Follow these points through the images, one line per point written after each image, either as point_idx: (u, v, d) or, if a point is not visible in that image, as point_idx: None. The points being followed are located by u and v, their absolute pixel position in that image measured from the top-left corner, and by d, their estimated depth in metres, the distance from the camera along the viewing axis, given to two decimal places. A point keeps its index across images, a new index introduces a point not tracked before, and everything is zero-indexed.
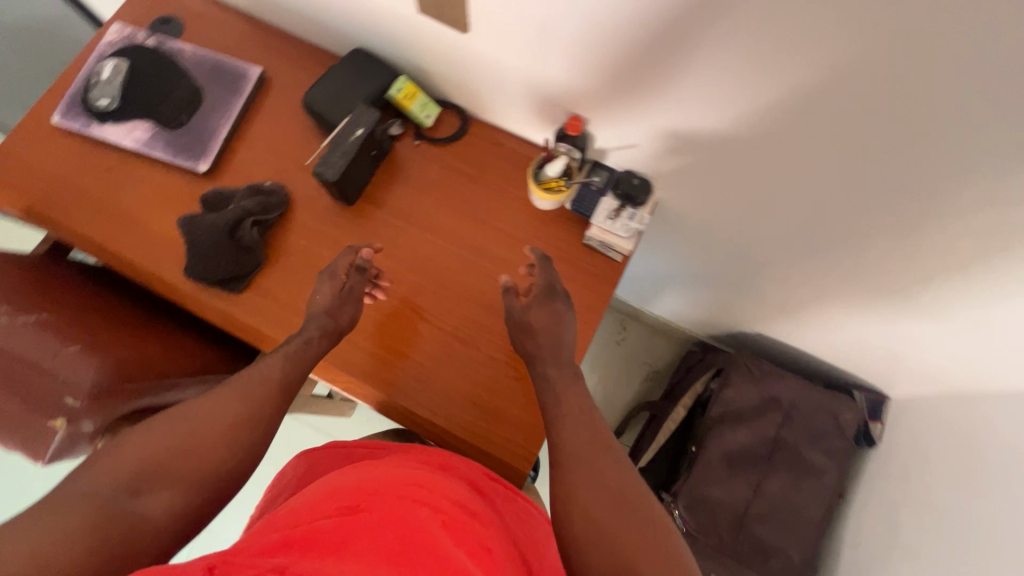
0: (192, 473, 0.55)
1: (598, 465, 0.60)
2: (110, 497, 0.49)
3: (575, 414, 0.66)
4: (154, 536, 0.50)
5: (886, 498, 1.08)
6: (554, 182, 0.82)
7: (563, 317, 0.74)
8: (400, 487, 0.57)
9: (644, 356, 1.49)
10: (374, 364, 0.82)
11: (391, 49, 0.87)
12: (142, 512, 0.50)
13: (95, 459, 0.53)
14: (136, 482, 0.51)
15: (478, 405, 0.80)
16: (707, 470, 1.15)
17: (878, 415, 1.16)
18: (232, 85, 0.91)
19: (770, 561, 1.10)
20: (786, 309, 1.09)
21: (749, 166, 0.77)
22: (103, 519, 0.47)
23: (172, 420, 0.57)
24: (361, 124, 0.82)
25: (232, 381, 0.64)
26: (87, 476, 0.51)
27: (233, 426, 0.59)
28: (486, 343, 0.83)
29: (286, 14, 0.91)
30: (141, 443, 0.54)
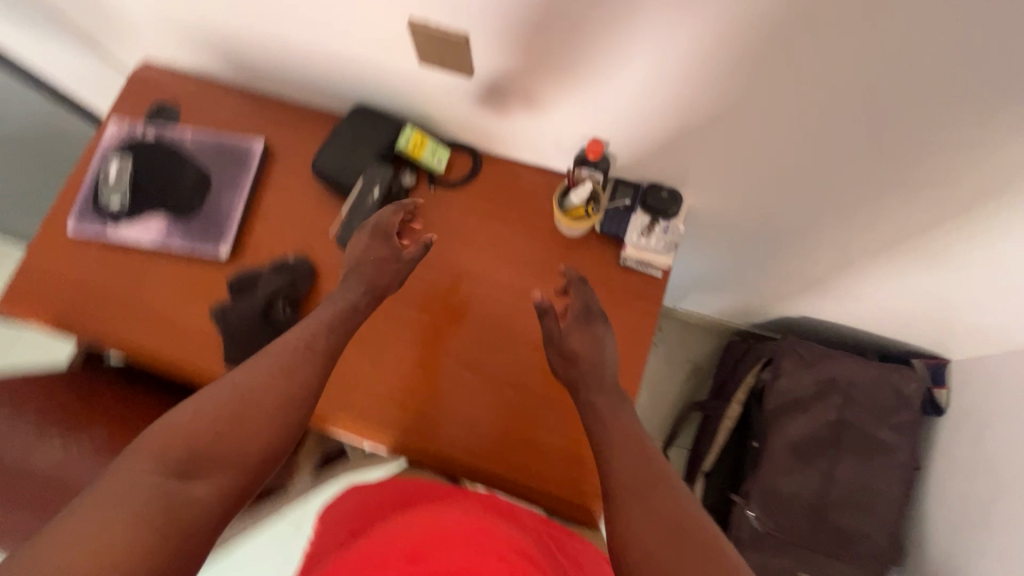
0: (233, 454, 0.58)
1: (653, 499, 0.56)
2: (158, 483, 0.53)
3: (623, 437, 0.63)
4: (203, 521, 0.53)
5: (967, 467, 1.03)
6: (581, 209, 0.80)
7: (603, 340, 0.72)
8: (471, 532, 0.62)
9: (685, 354, 1.46)
10: (410, 418, 0.80)
11: (392, 100, 0.85)
12: (188, 497, 0.53)
13: (149, 434, 0.57)
14: (186, 464, 0.56)
15: (523, 443, 0.78)
16: (774, 465, 1.11)
17: (941, 381, 1.11)
18: (237, 163, 0.89)
19: (858, 549, 1.06)
20: (828, 292, 1.05)
21: (776, 163, 0.73)
22: (153, 510, 0.51)
23: (221, 401, 0.61)
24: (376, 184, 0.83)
25: (272, 356, 0.66)
26: (149, 446, 0.56)
27: (277, 409, 0.62)
28: (521, 379, 0.81)
29: (279, 82, 0.90)
30: (187, 425, 0.58)
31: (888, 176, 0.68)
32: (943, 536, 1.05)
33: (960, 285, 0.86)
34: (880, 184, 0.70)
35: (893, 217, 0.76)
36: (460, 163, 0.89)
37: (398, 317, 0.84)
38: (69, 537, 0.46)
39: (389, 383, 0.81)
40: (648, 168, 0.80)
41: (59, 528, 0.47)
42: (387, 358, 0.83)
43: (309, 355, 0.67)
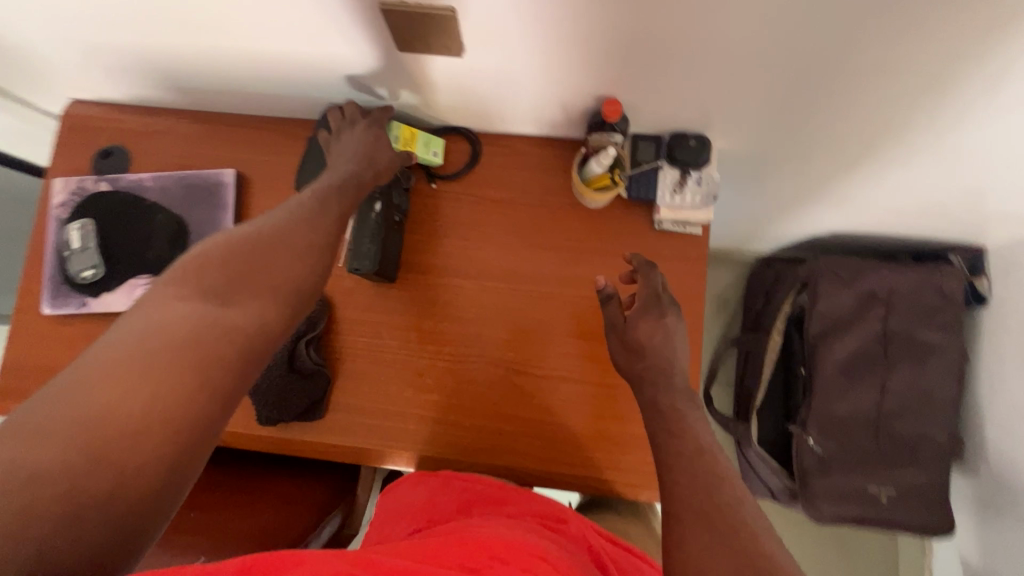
0: (266, 285, 0.54)
1: (730, 535, 0.48)
2: (194, 319, 0.49)
3: (690, 456, 0.56)
4: (241, 352, 0.50)
5: (1018, 356, 1.02)
6: (606, 177, 0.72)
7: (673, 332, 0.67)
8: (518, 554, 0.55)
9: (710, 290, 1.42)
10: (438, 429, 0.76)
11: (369, 95, 0.75)
12: (231, 324, 0.50)
13: (172, 273, 0.52)
14: (214, 299, 0.51)
15: (563, 433, 0.75)
16: (826, 388, 1.09)
17: (980, 270, 1.08)
18: (211, 200, 0.80)
19: (920, 453, 1.07)
20: (858, 207, 1.00)
21: (813, 90, 0.64)
22: (186, 348, 0.47)
23: (240, 244, 0.54)
24: (375, 197, 0.74)
25: (287, 212, 0.59)
26: (168, 292, 0.50)
27: (300, 253, 0.57)
28: (551, 365, 0.76)
29: (234, 97, 0.79)
30: (207, 263, 0.52)
31: (932, 81, 0.61)
32: (999, 425, 1.06)
33: (1000, 173, 0.80)
34: (930, 90, 0.62)
35: (937, 121, 0.69)
36: (461, 147, 0.80)
37: (432, 333, 0.78)
38: (101, 381, 0.44)
39: (437, 406, 0.76)
40: (669, 119, 0.72)
41: (90, 369, 0.45)
42: (427, 379, 0.77)
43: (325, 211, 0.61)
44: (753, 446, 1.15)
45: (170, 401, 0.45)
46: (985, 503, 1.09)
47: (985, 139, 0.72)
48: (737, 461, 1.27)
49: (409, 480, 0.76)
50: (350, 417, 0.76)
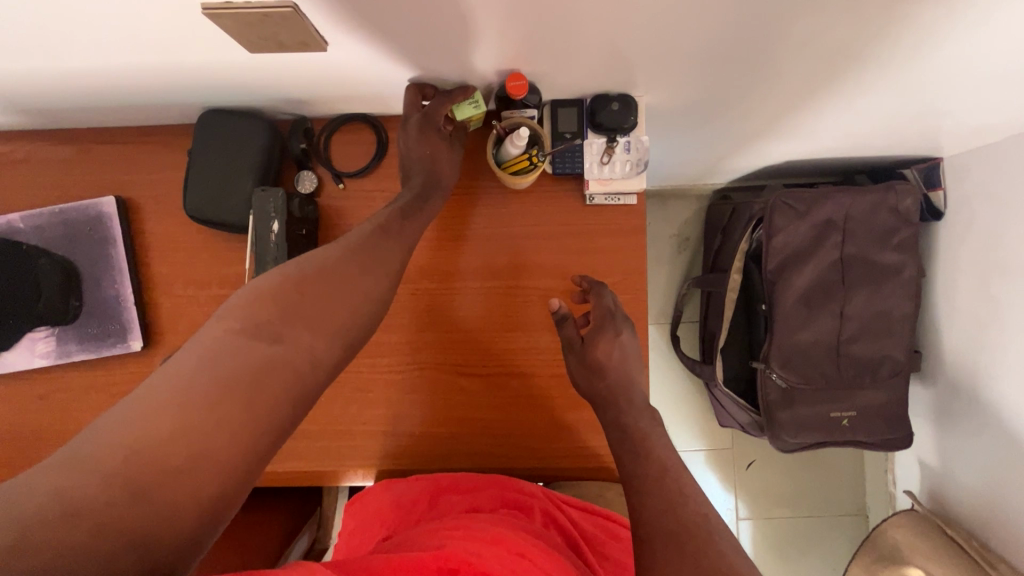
0: (333, 320, 0.50)
1: (691, 543, 0.46)
2: (256, 352, 0.45)
3: (660, 470, 0.55)
4: (297, 390, 0.46)
5: (970, 269, 1.02)
6: (524, 158, 0.66)
7: (628, 348, 0.68)
8: (498, 552, 0.53)
9: (669, 229, 1.37)
10: (391, 443, 0.73)
11: (245, 94, 0.65)
12: (287, 361, 0.46)
13: (232, 299, 0.48)
14: (276, 328, 0.47)
15: (518, 430, 0.73)
16: (787, 323, 1.07)
17: (936, 182, 1.06)
18: (96, 234, 0.71)
19: (880, 372, 1.09)
20: (809, 136, 0.94)
21: (739, 39, 0.57)
22: (239, 382, 0.43)
23: (307, 269, 0.51)
24: (272, 214, 0.65)
25: (348, 240, 0.56)
26: (229, 319, 0.46)
27: (365, 278, 0.54)
28: (498, 362, 0.73)
29: (92, 110, 0.68)
30: (272, 290, 0.48)
31: (866, 15, 0.54)
32: (954, 337, 1.07)
33: (946, 94, 0.75)
34: (869, 24, 0.56)
35: (868, 51, 0.62)
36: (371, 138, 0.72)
37: (371, 347, 0.73)
38: (157, 412, 0.40)
39: (386, 420, 0.73)
40: (586, 82, 0.64)
41: (148, 399, 0.40)
42: (371, 395, 0.73)
43: (392, 237, 0.58)
44: (720, 386, 1.16)
45: (226, 439, 0.41)
46: (940, 409, 1.13)
47: (923, 65, 0.66)
48: (707, 397, 1.31)
49: (375, 489, 0.72)
50: (300, 445, 0.73)
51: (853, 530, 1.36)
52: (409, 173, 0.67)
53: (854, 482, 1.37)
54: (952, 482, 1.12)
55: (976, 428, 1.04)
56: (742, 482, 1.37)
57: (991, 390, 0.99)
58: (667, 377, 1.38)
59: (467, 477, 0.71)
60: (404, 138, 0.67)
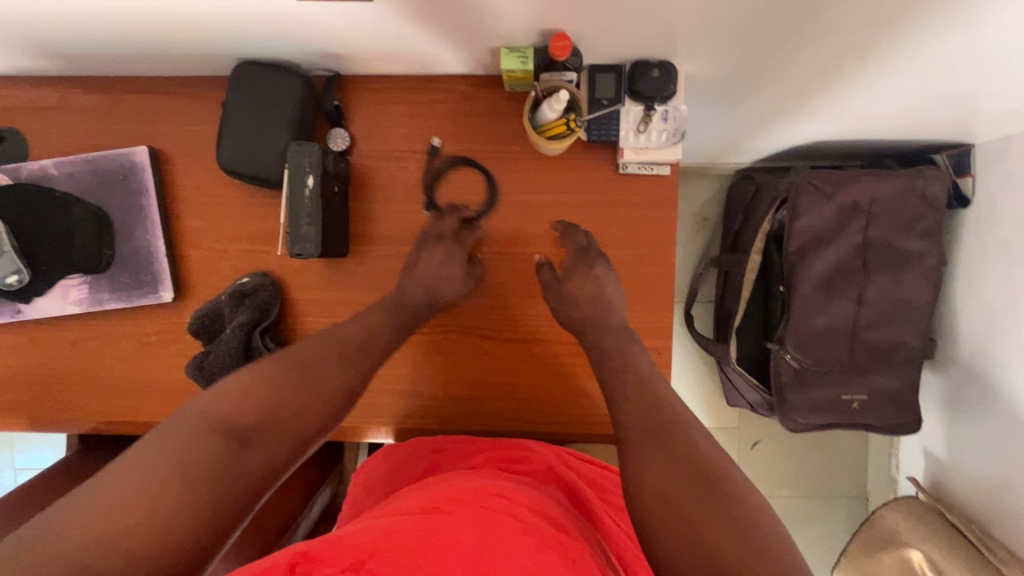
0: (291, 424, 0.54)
1: (669, 441, 0.53)
2: (216, 450, 0.48)
3: (636, 379, 0.60)
4: (249, 488, 0.49)
5: (992, 257, 1.01)
6: (561, 123, 0.65)
7: (603, 282, 0.68)
8: (475, 494, 0.56)
9: (689, 208, 1.36)
10: (414, 402, 0.75)
11: (281, 46, 0.65)
12: (245, 461, 0.49)
13: (200, 398, 0.52)
14: (245, 431, 0.51)
15: (539, 395, 0.74)
16: (805, 305, 1.07)
17: (966, 169, 1.04)
18: (129, 184, 0.71)
19: (894, 357, 1.09)
20: (841, 117, 0.92)
21: (789, 7, 0.56)
22: (203, 477, 0.47)
23: (272, 369, 0.56)
24: (307, 169, 0.64)
25: (323, 339, 0.61)
26: (205, 410, 0.51)
27: (330, 374, 0.58)
28: (514, 326, 0.74)
29: (127, 58, 0.68)
30: (233, 389, 0.53)
31: None
32: (970, 326, 1.07)
33: (986, 76, 0.73)
34: None
35: (917, 20, 0.59)
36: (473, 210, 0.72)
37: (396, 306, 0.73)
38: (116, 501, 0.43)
39: (408, 381, 0.75)
40: (626, 47, 0.63)
41: (109, 489, 0.44)
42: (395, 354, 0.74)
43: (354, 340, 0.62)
44: (732, 365, 1.17)
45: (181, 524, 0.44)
46: (950, 396, 1.13)
47: (970, 40, 0.63)
48: (719, 377, 1.32)
49: (376, 461, 0.75)
50: None
51: (853, 511, 1.38)
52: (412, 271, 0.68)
53: (857, 465, 1.39)
54: (957, 470, 1.13)
55: (984, 417, 1.05)
56: (746, 461, 1.39)
57: (1006, 378, 0.99)
58: (678, 355, 1.39)
59: (462, 440, 0.73)
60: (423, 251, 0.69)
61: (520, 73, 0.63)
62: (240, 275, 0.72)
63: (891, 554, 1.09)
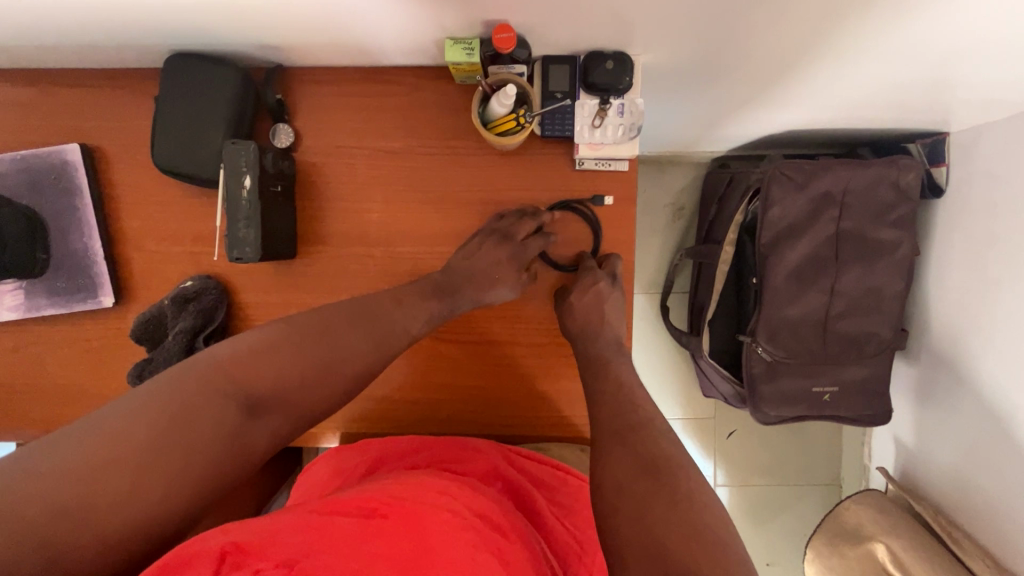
0: (301, 399, 0.54)
1: (633, 438, 0.54)
2: (222, 412, 0.49)
3: (616, 388, 0.61)
4: (245, 456, 0.50)
5: (963, 246, 1.00)
6: (511, 119, 0.62)
7: (604, 299, 0.66)
8: (419, 493, 0.56)
9: (664, 197, 1.34)
10: (368, 405, 0.73)
11: (214, 37, 0.61)
12: (249, 431, 0.51)
13: (221, 351, 0.53)
14: (257, 399, 0.52)
15: (497, 396, 0.72)
16: (776, 296, 1.06)
17: (939, 158, 1.02)
18: (62, 183, 0.68)
19: (865, 348, 1.09)
20: (813, 105, 0.90)
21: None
22: (205, 438, 0.48)
23: (291, 337, 0.55)
24: (243, 169, 0.61)
25: (337, 313, 0.59)
26: (223, 368, 0.52)
27: (348, 356, 0.57)
28: (473, 326, 0.72)
29: (50, 49, 0.64)
30: (251, 353, 0.53)
31: None
32: (941, 317, 1.07)
33: (955, 62, 0.71)
34: None
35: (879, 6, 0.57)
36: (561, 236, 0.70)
37: None
38: (118, 439, 0.44)
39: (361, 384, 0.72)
40: (579, 38, 0.60)
41: (116, 424, 0.45)
42: None
43: (375, 324, 0.60)
44: (704, 357, 1.16)
45: (176, 480, 0.46)
46: (920, 385, 1.14)
47: (935, 26, 0.61)
48: (692, 368, 1.32)
49: (323, 459, 0.72)
50: None
51: (826, 499, 1.40)
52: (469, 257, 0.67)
53: (830, 454, 1.40)
54: (925, 459, 1.14)
55: (953, 408, 1.05)
56: (720, 451, 1.39)
57: (975, 367, 0.99)
58: (653, 346, 1.38)
59: (412, 440, 0.71)
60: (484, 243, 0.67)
61: (466, 65, 0.60)
62: (183, 278, 0.69)
63: (857, 547, 1.09)
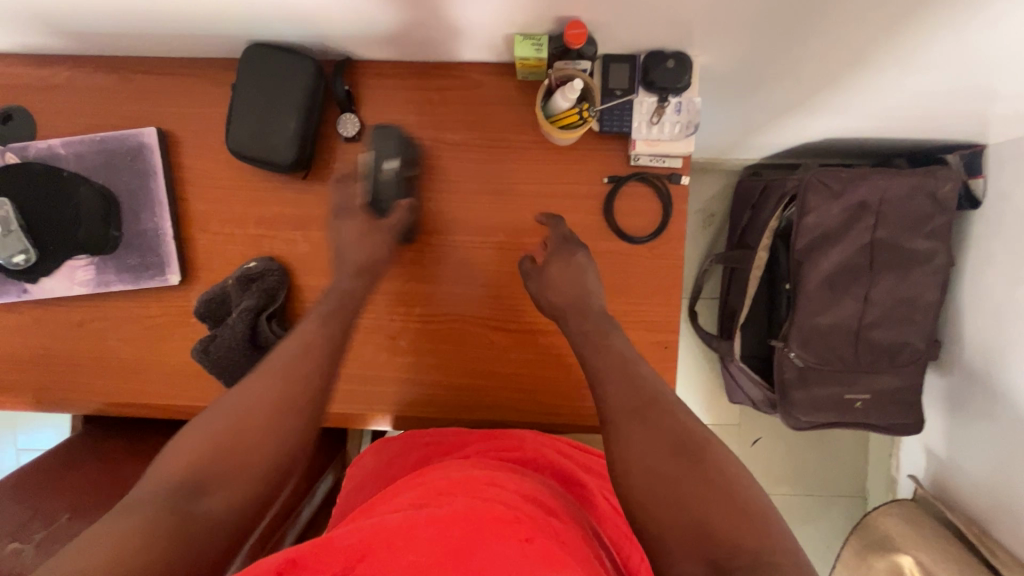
0: (256, 465, 0.51)
1: (654, 413, 0.54)
2: (170, 505, 0.47)
3: (618, 360, 0.60)
4: (204, 544, 0.46)
5: (1002, 257, 1.01)
6: (574, 113, 0.65)
7: (583, 270, 0.67)
8: (468, 487, 0.56)
9: (696, 203, 1.35)
10: (420, 390, 0.75)
11: (291, 28, 0.64)
12: (206, 513, 0.47)
13: (171, 449, 0.52)
14: (204, 481, 0.49)
15: (548, 385, 0.74)
16: (811, 304, 1.06)
17: (977, 169, 1.03)
18: (137, 164, 0.71)
19: (898, 358, 1.09)
20: (854, 113, 0.91)
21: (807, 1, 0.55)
22: (161, 535, 0.44)
23: (231, 407, 0.54)
24: (387, 151, 0.69)
25: (275, 359, 0.57)
26: (171, 467, 0.50)
27: (295, 402, 0.55)
28: (526, 315, 0.73)
29: (136, 37, 0.67)
30: (188, 441, 0.52)
31: None
32: (976, 328, 1.07)
33: (1001, 74, 0.72)
34: None
35: (937, 12, 0.58)
36: (628, 219, 0.71)
37: (397, 295, 0.73)
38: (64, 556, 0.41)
39: (413, 368, 0.74)
40: (641, 37, 0.62)
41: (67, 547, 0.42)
42: (403, 342, 0.74)
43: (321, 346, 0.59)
44: (737, 361, 1.16)
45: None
46: (954, 398, 1.13)
47: (987, 35, 0.62)
48: (721, 373, 1.33)
49: (374, 454, 0.75)
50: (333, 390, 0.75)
51: (851, 510, 1.39)
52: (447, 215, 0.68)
53: (856, 465, 1.39)
54: (957, 472, 1.13)
55: (987, 420, 1.05)
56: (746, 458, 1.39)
57: (1011, 379, 0.99)
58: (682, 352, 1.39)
59: (461, 431, 0.73)
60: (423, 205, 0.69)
61: (533, 60, 0.63)
62: (247, 259, 0.72)
63: (883, 559, 1.09)
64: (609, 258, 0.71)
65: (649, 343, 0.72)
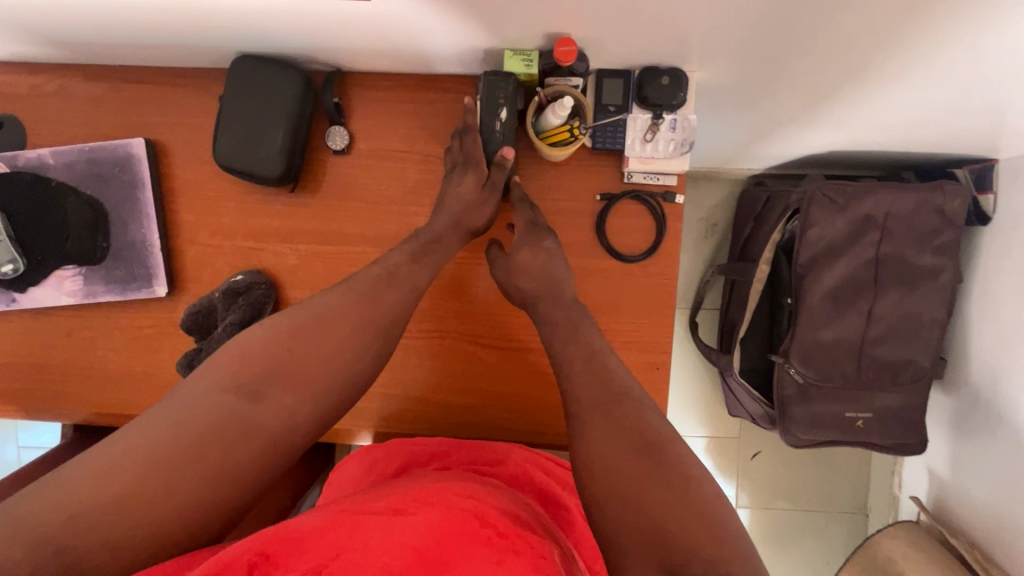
0: (308, 383, 0.54)
1: (618, 412, 0.53)
2: (230, 406, 0.51)
3: (584, 351, 0.60)
4: (262, 442, 0.51)
5: (1011, 275, 0.98)
6: (564, 130, 0.64)
7: (552, 257, 0.66)
8: (445, 497, 0.55)
9: (698, 212, 1.33)
10: (406, 405, 0.74)
11: (279, 41, 0.63)
12: (259, 416, 0.51)
13: (225, 350, 0.54)
14: (260, 387, 0.52)
15: (535, 402, 0.72)
16: (811, 317, 1.04)
17: (987, 185, 1.00)
18: (125, 175, 0.70)
19: (902, 375, 1.07)
20: (857, 127, 0.89)
21: (803, 19, 0.54)
22: (217, 434, 0.49)
23: (284, 329, 0.56)
24: (500, 102, 0.63)
25: (323, 300, 0.59)
26: (225, 369, 0.53)
27: (347, 332, 0.57)
28: (513, 331, 0.72)
29: (125, 48, 0.67)
30: (246, 343, 0.54)
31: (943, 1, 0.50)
32: (983, 347, 1.04)
33: (1009, 90, 0.70)
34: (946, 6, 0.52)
35: (939, 30, 0.56)
36: (620, 237, 0.69)
37: None
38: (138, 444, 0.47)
39: (400, 382, 0.73)
40: (635, 53, 0.61)
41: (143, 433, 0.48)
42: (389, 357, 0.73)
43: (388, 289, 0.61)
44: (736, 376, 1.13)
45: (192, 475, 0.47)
46: (959, 417, 1.10)
47: (994, 51, 0.60)
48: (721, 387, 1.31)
49: (353, 459, 0.73)
50: None
51: (852, 527, 1.36)
52: (441, 210, 0.67)
53: (858, 481, 1.37)
54: (960, 493, 1.11)
55: (993, 440, 1.02)
56: (746, 472, 1.37)
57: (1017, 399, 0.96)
58: (681, 363, 1.37)
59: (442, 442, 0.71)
60: (452, 181, 0.67)
61: (524, 76, 0.62)
62: (234, 272, 0.71)
63: None
64: (601, 276, 0.70)
65: (641, 363, 0.70)
